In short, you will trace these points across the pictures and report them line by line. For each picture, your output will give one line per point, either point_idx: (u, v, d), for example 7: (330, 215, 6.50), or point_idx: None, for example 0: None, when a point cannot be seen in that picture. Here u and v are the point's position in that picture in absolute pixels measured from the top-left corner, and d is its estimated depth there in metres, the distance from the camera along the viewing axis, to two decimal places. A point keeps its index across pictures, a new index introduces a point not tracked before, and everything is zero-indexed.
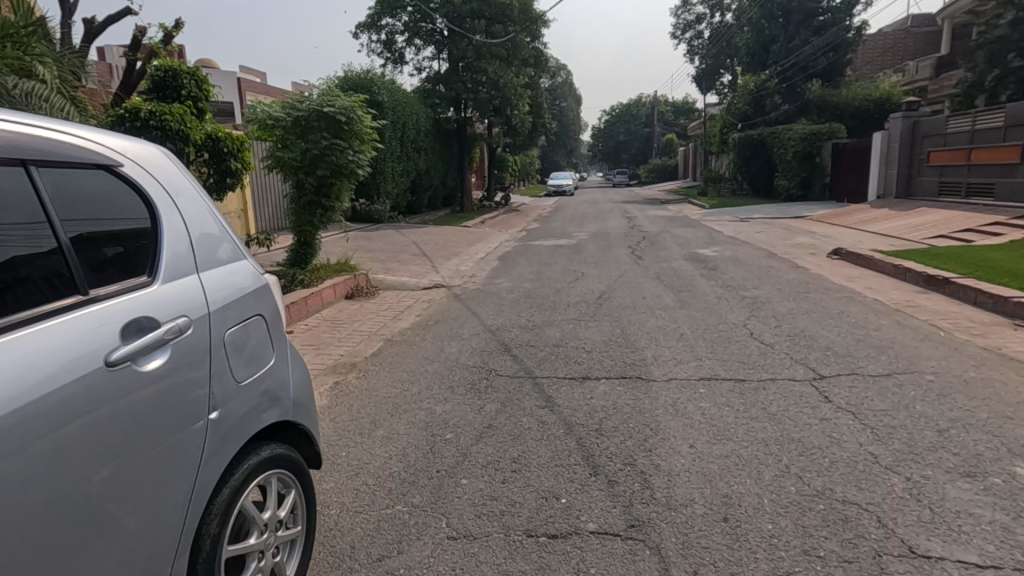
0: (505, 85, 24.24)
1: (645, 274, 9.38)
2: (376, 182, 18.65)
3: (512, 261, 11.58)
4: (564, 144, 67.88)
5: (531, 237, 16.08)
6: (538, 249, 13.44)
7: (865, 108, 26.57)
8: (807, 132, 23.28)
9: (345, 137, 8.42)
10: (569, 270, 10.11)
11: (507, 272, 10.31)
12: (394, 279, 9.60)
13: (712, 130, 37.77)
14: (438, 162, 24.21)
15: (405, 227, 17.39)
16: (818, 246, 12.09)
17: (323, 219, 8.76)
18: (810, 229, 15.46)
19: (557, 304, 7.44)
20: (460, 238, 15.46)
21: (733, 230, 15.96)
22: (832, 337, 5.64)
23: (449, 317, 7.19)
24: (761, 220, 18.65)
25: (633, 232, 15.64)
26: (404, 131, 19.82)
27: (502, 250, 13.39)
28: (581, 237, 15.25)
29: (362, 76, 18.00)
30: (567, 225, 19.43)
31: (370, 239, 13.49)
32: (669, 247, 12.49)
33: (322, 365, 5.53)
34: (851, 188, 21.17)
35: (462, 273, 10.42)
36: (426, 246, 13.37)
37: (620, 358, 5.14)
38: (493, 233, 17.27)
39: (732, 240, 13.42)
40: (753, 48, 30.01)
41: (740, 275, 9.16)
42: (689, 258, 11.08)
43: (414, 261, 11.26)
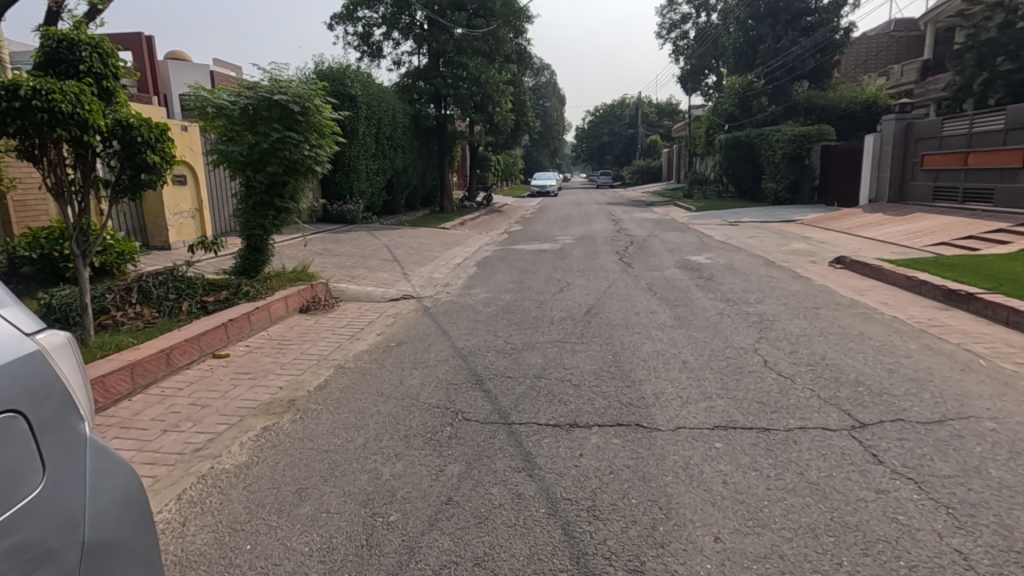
0: (487, 80, 23.22)
1: (636, 285, 8.52)
2: (349, 181, 17.54)
3: (491, 267, 10.67)
4: (547, 143, 67.17)
5: (512, 241, 15.16)
6: (520, 254, 12.55)
7: (853, 110, 26.12)
8: (797, 134, 22.71)
9: (300, 129, 7.41)
10: (552, 279, 9.22)
11: (485, 281, 9.39)
12: (359, 288, 8.62)
13: (698, 131, 37.25)
14: (417, 161, 23.13)
15: (379, 229, 16.37)
16: (816, 254, 11.37)
17: (276, 221, 7.75)
18: (805, 234, 14.78)
19: (539, 321, 6.55)
20: (436, 242, 14.49)
21: (724, 235, 15.21)
22: (859, 367, 4.82)
23: (415, 337, 6.26)
24: (751, 224, 17.99)
25: (620, 236, 14.83)
26: (379, 127, 18.75)
27: (482, 255, 12.47)
28: (565, 240, 14.39)
29: (333, 67, 16.90)
30: (551, 228, 18.57)
31: (338, 243, 12.48)
32: (659, 253, 11.66)
33: (253, 402, 4.54)
34: (841, 191, 20.63)
35: (435, 281, 9.48)
36: (399, 250, 12.39)
37: (615, 396, 4.25)
38: (473, 236, 16.34)
39: (725, 246, 12.65)
40: (740, 48, 29.46)
41: (739, 286, 8.36)
42: (681, 265, 10.26)
43: (383, 268, 10.27)
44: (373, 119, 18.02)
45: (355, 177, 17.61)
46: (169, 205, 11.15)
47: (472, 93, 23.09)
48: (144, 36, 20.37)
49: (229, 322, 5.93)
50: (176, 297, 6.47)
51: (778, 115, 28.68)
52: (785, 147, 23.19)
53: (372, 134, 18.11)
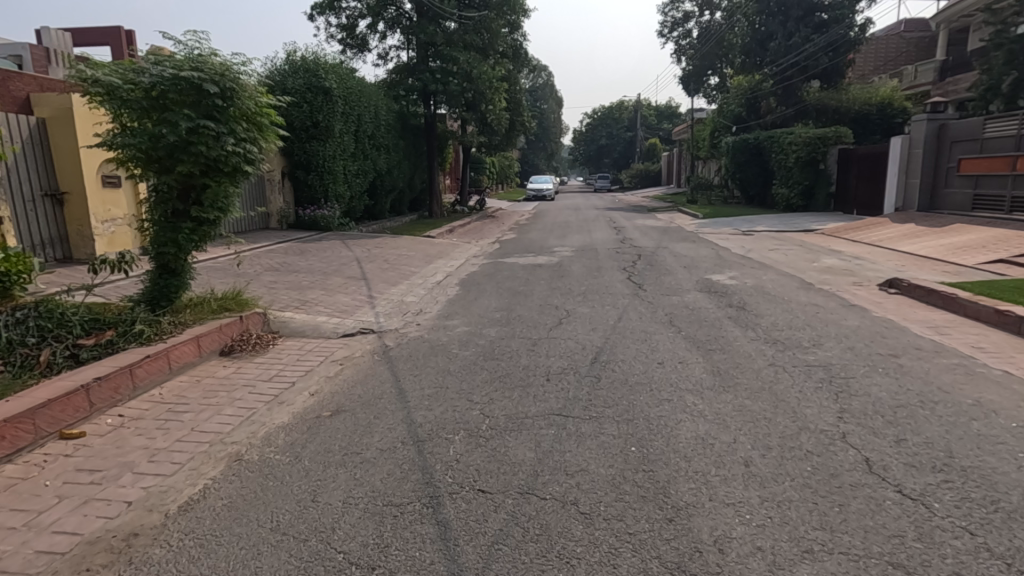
0: (479, 75, 21.50)
1: (654, 315, 6.85)
2: (324, 183, 15.80)
3: (476, 288, 8.97)
4: (544, 147, 65.69)
5: (504, 252, 13.50)
6: (513, 269, 10.92)
7: (869, 112, 24.64)
8: (812, 137, 21.09)
9: (221, 119, 5.71)
10: (550, 304, 7.56)
11: (465, 307, 7.72)
12: (309, 318, 6.91)
13: (701, 133, 35.76)
14: (403, 163, 21.46)
15: (357, 238, 14.69)
16: (857, 273, 9.75)
17: (195, 236, 6.00)
18: (831, 247, 13.17)
19: (531, 376, 4.87)
20: (417, 252, 12.82)
21: (742, 247, 13.58)
22: (1015, 476, 3.15)
23: (360, 400, 4.56)
24: (767, 234, 16.36)
25: (625, 247, 13.18)
26: (359, 125, 17.06)
27: (467, 271, 10.80)
28: (563, 253, 12.73)
29: (306, 58, 15.18)
30: (547, 236, 16.94)
31: (301, 257, 10.77)
32: (674, 270, 10.00)
33: (68, 543, 2.82)
34: (862, 198, 19.04)
35: (406, 307, 7.79)
36: (372, 264, 10.70)
37: (654, 549, 2.57)
38: (459, 245, 14.67)
39: (747, 261, 11.01)
40: (748, 45, 27.81)
41: (782, 318, 6.69)
42: (702, 287, 8.62)
43: (346, 289, 8.57)
44: (351, 115, 16.33)
45: (331, 179, 15.88)
46: (97, 209, 9.44)
47: (463, 89, 21.40)
48: (123, 29, 18.75)
49: (94, 384, 4.22)
50: (37, 341, 4.76)
51: (788, 117, 27.14)
52: (799, 150, 21.58)
53: (350, 132, 16.42)
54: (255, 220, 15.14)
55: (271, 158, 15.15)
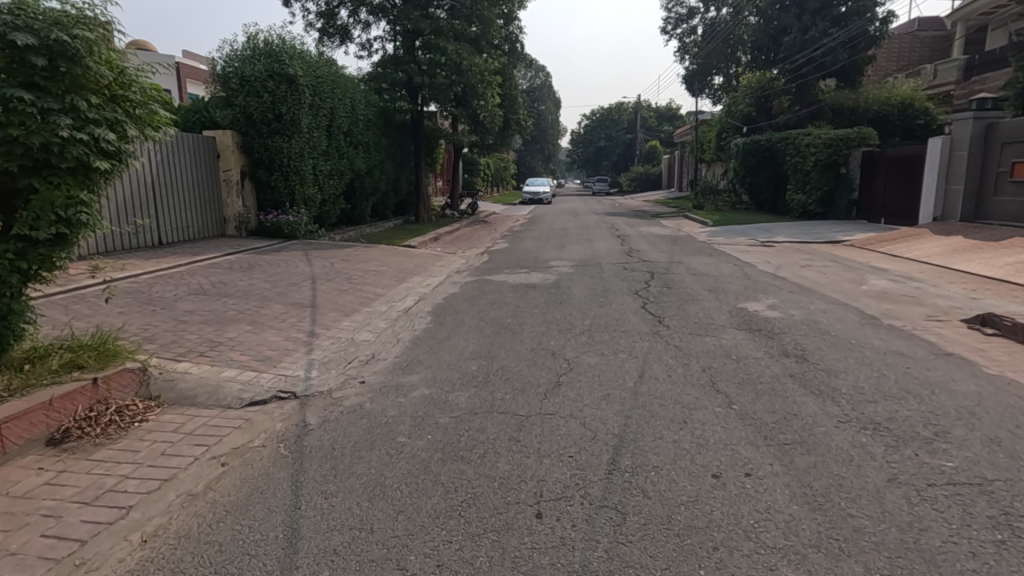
0: (469, 68, 19.50)
1: (688, 372, 4.99)
2: (290, 185, 13.93)
3: (453, 321, 7.13)
4: (542, 149, 64.02)
5: (492, 266, 11.64)
6: (500, 290, 9.05)
7: (889, 113, 23.04)
8: (834, 137, 19.34)
9: (61, 91, 3.89)
10: (546, 350, 5.69)
11: (434, 351, 5.85)
12: (211, 373, 5.00)
13: (705, 135, 34.05)
14: (386, 164, 19.59)
15: (324, 248, 12.81)
16: (923, 300, 7.93)
17: (24, 262, 4.04)
18: (872, 263, 11.36)
19: (513, 507, 3.00)
20: (389, 267, 10.93)
21: (767, 263, 11.77)
22: None
23: (214, 565, 2.64)
24: (791, 246, 14.56)
25: (633, 262, 11.36)
26: (331, 119, 15.22)
27: (444, 293, 8.91)
28: (561, 268, 10.91)
29: (268, 43, 13.25)
30: (543, 246, 15.10)
31: (243, 278, 8.85)
32: (698, 296, 8.15)
33: None
34: (890, 205, 17.30)
35: (354, 351, 5.90)
36: (329, 284, 8.80)
37: None
38: (443, 257, 12.83)
39: (782, 283, 9.18)
40: (760, 41, 25.79)
41: (866, 379, 4.81)
42: (739, 322, 6.74)
43: (282, 322, 6.66)
44: (322, 108, 14.48)
45: (299, 181, 14.00)
46: None
47: (452, 83, 19.42)
48: None
49: None
50: None
51: (801, 119, 25.77)
52: (819, 152, 19.81)
53: (321, 127, 14.56)
54: (208, 227, 13.23)
55: (228, 156, 13.28)
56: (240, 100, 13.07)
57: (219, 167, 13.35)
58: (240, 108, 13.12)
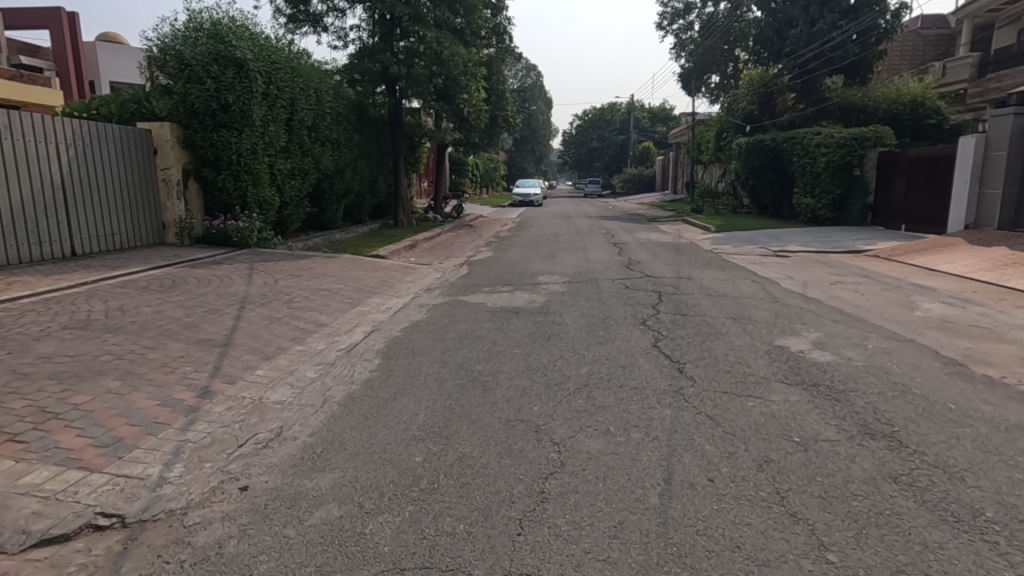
0: (451, 57, 17.79)
1: (738, 476, 3.29)
2: (241, 186, 12.17)
3: (407, 367, 5.42)
4: (532, 149, 62.61)
5: (471, 282, 9.94)
6: (476, 317, 7.35)
7: (899, 113, 21.63)
8: (848, 137, 17.83)
9: None
10: (527, 426, 3.99)
11: (369, 425, 4.12)
12: (3, 478, 3.22)
13: (702, 135, 32.58)
14: (359, 163, 17.82)
15: (277, 259, 11.06)
16: (1003, 335, 6.34)
17: None
18: (911, 280, 9.81)
19: None
20: (345, 284, 9.16)
21: (789, 279, 10.16)
22: None
23: None
24: (809, 257, 12.99)
25: (635, 279, 9.70)
26: (291, 112, 13.48)
27: (405, 322, 7.18)
28: (551, 285, 9.26)
29: (213, 23, 11.51)
30: (531, 255, 13.47)
31: (151, 302, 7.06)
32: (722, 328, 6.49)
33: None
34: (911, 210, 15.83)
35: (254, 424, 4.14)
36: (260, 311, 7.04)
37: None
38: (414, 270, 11.13)
39: (818, 308, 7.57)
40: (764, 34, 24.23)
41: (1015, 490, 3.13)
42: (786, 372, 5.05)
43: (167, 372, 4.87)
44: (279, 98, 12.75)
45: (251, 180, 12.25)
46: None
47: (431, 74, 17.67)
48: None
49: None
50: None
51: (807, 118, 24.26)
52: (831, 153, 18.25)
53: (278, 120, 12.82)
54: (141, 234, 11.40)
55: (167, 151, 11.48)
56: (178, 86, 11.28)
57: (155, 164, 11.56)
58: (178, 96, 11.33)
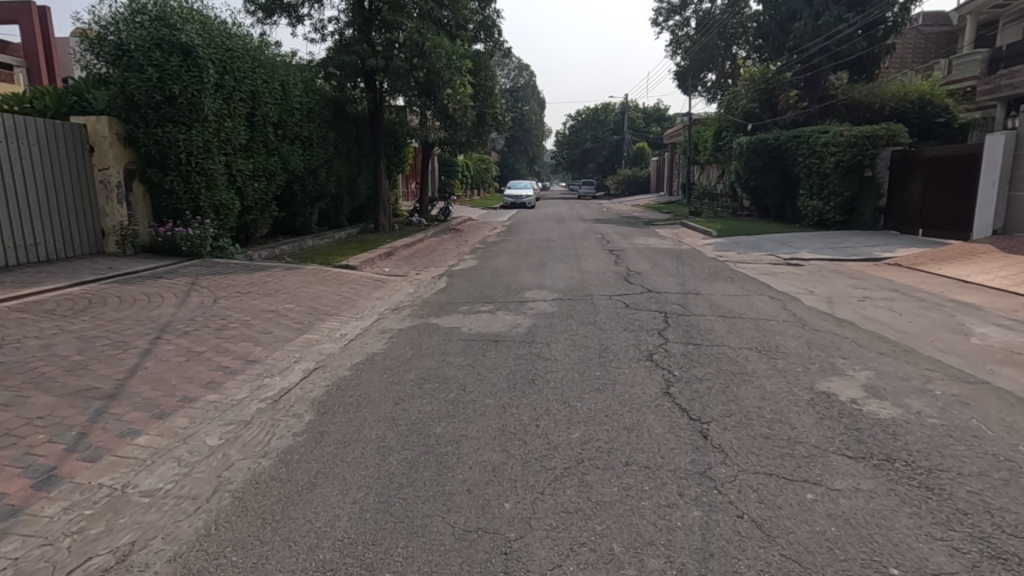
0: (432, 50, 16.46)
1: None
2: (192, 188, 10.82)
3: (345, 428, 4.12)
4: (525, 150, 61.32)
5: (447, 299, 8.66)
6: (446, 348, 6.07)
7: (906, 111, 20.39)
8: (859, 135, 16.69)
9: None
10: (491, 545, 2.72)
11: (260, 539, 2.82)
12: None
13: (699, 135, 31.47)
14: (335, 163, 16.50)
15: (229, 271, 9.73)
16: None
17: None
18: (948, 296, 8.61)
19: None
20: (298, 304, 7.84)
21: (810, 293, 8.95)
22: None
23: None
24: (824, 266, 11.80)
25: (636, 295, 8.45)
26: (252, 106, 12.17)
27: (359, 355, 5.88)
28: (539, 303, 8.01)
29: (156, 5, 10.18)
30: (519, 264, 12.20)
31: (44, 332, 5.72)
32: (748, 366, 5.22)
33: None
34: (931, 214, 14.72)
35: (92, 540, 2.84)
36: (177, 343, 5.72)
37: None
38: (385, 284, 9.83)
39: (855, 335, 6.35)
40: (767, 28, 23.08)
41: None
42: (844, 438, 3.79)
43: (3, 447, 3.54)
44: (237, 91, 11.43)
45: (204, 183, 10.93)
46: None
47: (412, 67, 16.33)
48: None
49: None
50: None
51: (811, 116, 23.11)
52: (841, 153, 17.10)
53: (236, 115, 11.51)
54: (74, 243, 10.02)
55: (105, 150, 10.12)
56: (116, 75, 9.96)
57: (93, 165, 10.21)
58: (117, 87, 10.00)
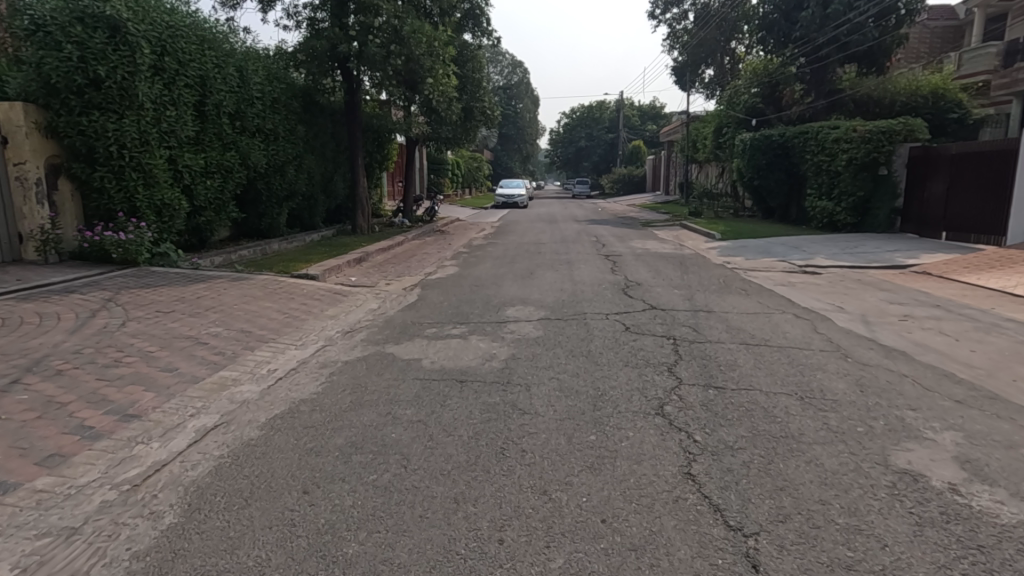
0: (411, 35, 15.02)
1: None
2: (126, 186, 9.39)
3: (219, 541, 2.77)
4: (519, 148, 59.89)
5: (413, 318, 7.30)
6: (397, 392, 4.71)
7: (917, 106, 19.13)
8: (875, 130, 15.35)
9: None
10: None
11: None
12: None
13: (698, 132, 30.23)
14: (306, 159, 15.09)
15: (162, 282, 8.32)
16: None
17: None
18: (1002, 313, 7.35)
19: None
20: (228, 326, 6.45)
21: (839, 310, 7.65)
22: None
23: None
24: (846, 275, 10.52)
25: (635, 313, 7.11)
26: (201, 93, 10.75)
27: (280, 405, 4.49)
28: (519, 325, 6.66)
29: None
30: (503, 272, 10.86)
31: None
32: (793, 428, 3.88)
33: None
34: (959, 215, 13.57)
35: None
36: (36, 391, 4.31)
37: None
38: (344, 297, 8.45)
39: (913, 371, 5.05)
40: (771, 17, 21.82)
41: None
42: (970, 571, 2.46)
43: None
44: (182, 75, 10.06)
45: (141, 180, 9.52)
46: None
47: (388, 54, 14.86)
48: None
49: None
50: None
51: (818, 112, 22.10)
52: (854, 149, 15.82)
53: (180, 102, 10.11)
54: None
55: (20, 141, 8.66)
56: (30, 55, 8.57)
57: (5, 158, 8.74)
58: (31, 67, 8.58)
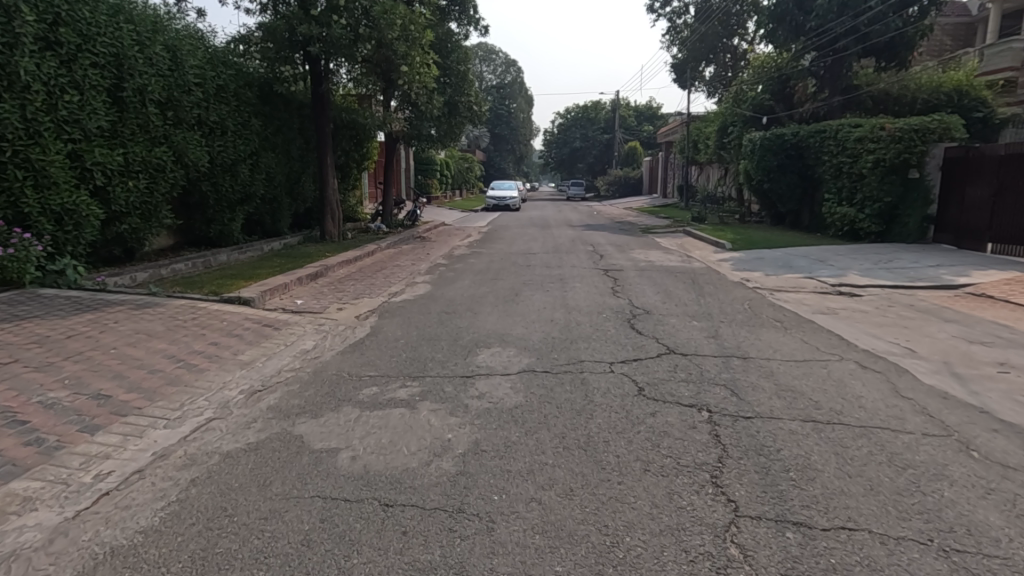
0: (382, 16, 13.06)
1: None
2: (8, 189, 7.45)
3: None
4: (512, 148, 58.00)
5: (353, 368, 5.46)
6: (275, 535, 2.85)
7: (940, 105, 17.51)
8: (907, 127, 13.64)
9: None
10: None
11: None
12: None
13: (700, 132, 28.62)
14: (264, 157, 13.16)
15: (36, 313, 6.44)
16: None
17: None
18: None
19: None
20: (78, 387, 4.57)
21: (911, 354, 5.89)
22: None
23: None
24: (894, 299, 8.77)
25: (649, 363, 5.30)
26: (117, 75, 8.90)
27: (64, 568, 2.63)
28: (491, 385, 4.84)
29: None
30: (483, 293, 9.04)
31: None
32: None
33: None
34: (1012, 224, 11.94)
35: None
36: None
37: None
38: (274, 332, 6.60)
39: None
40: (782, 7, 20.00)
41: None
42: None
43: None
44: (86, 51, 8.25)
45: (29, 180, 7.59)
46: None
47: (356, 37, 12.97)
48: None
49: None
50: None
51: (833, 109, 20.23)
52: (882, 149, 14.09)
53: (85, 84, 8.25)
54: None
55: None
56: None
57: None
58: None
